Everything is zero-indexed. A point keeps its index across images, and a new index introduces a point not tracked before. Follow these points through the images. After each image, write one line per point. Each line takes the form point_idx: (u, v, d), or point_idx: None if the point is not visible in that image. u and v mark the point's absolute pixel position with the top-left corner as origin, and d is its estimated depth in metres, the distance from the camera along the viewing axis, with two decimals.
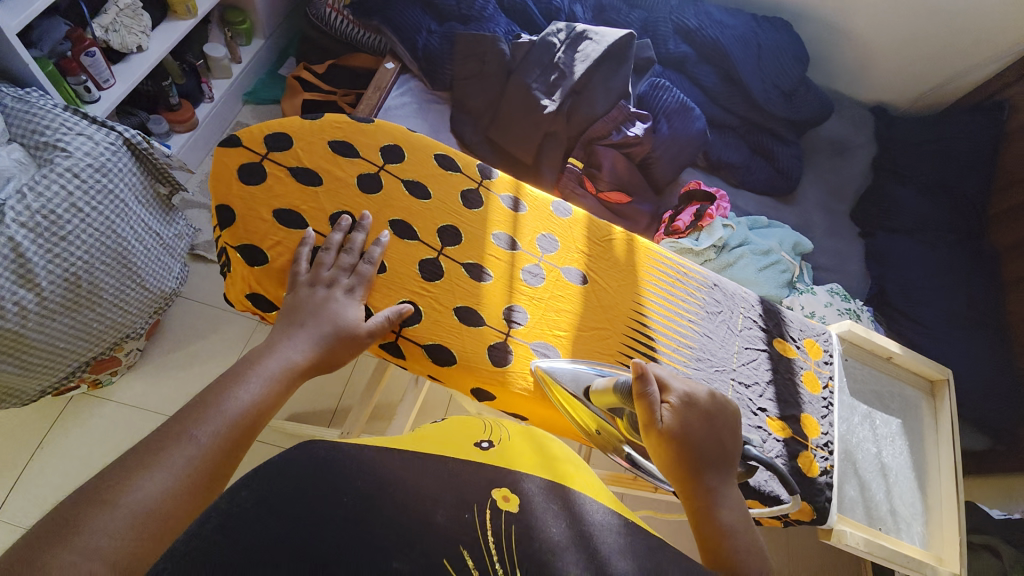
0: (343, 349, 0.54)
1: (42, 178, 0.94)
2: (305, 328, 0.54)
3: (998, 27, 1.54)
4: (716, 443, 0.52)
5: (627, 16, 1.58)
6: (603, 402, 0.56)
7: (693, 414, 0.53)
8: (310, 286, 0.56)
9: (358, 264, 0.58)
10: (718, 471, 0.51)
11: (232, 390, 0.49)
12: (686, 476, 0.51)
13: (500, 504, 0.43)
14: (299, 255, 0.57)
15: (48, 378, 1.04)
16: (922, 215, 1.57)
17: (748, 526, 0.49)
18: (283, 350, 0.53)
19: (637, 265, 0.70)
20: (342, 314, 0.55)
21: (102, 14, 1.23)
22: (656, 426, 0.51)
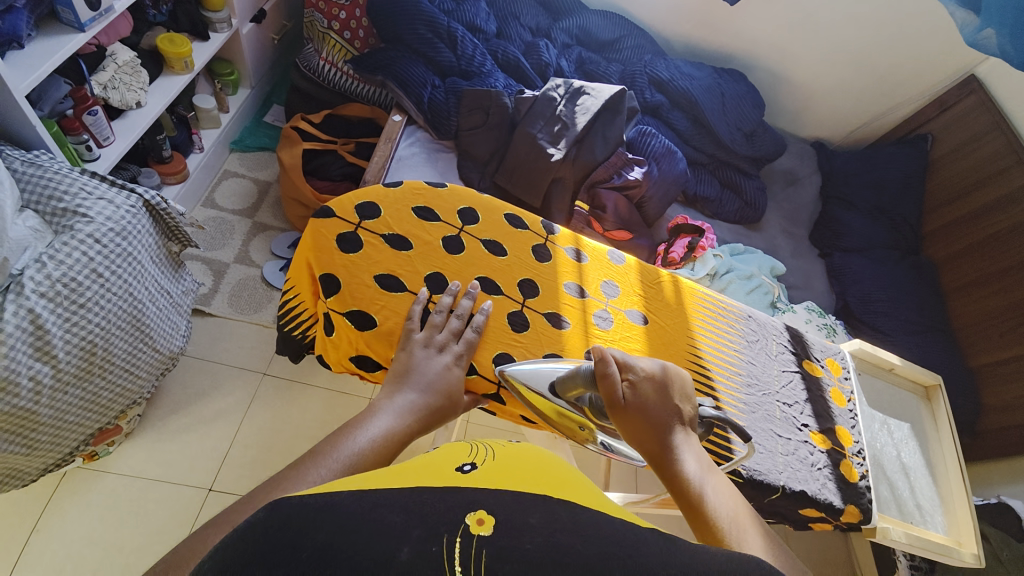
0: (450, 415, 0.58)
1: (62, 246, 0.89)
2: (422, 390, 0.56)
3: (912, 76, 1.83)
4: (668, 406, 0.57)
5: (607, 69, 1.73)
6: (571, 393, 0.60)
7: (649, 385, 0.58)
8: (424, 346, 0.60)
9: (463, 327, 0.63)
10: (673, 431, 0.56)
11: (356, 436, 0.50)
12: (647, 440, 0.56)
13: (473, 528, 0.35)
14: (412, 314, 0.62)
15: (50, 454, 0.96)
16: (869, 236, 1.79)
17: (703, 474, 0.54)
18: (402, 410, 0.54)
19: (686, 303, 0.78)
20: (456, 379, 0.59)
21: (100, 71, 1.19)
22: (617, 400, 0.56)
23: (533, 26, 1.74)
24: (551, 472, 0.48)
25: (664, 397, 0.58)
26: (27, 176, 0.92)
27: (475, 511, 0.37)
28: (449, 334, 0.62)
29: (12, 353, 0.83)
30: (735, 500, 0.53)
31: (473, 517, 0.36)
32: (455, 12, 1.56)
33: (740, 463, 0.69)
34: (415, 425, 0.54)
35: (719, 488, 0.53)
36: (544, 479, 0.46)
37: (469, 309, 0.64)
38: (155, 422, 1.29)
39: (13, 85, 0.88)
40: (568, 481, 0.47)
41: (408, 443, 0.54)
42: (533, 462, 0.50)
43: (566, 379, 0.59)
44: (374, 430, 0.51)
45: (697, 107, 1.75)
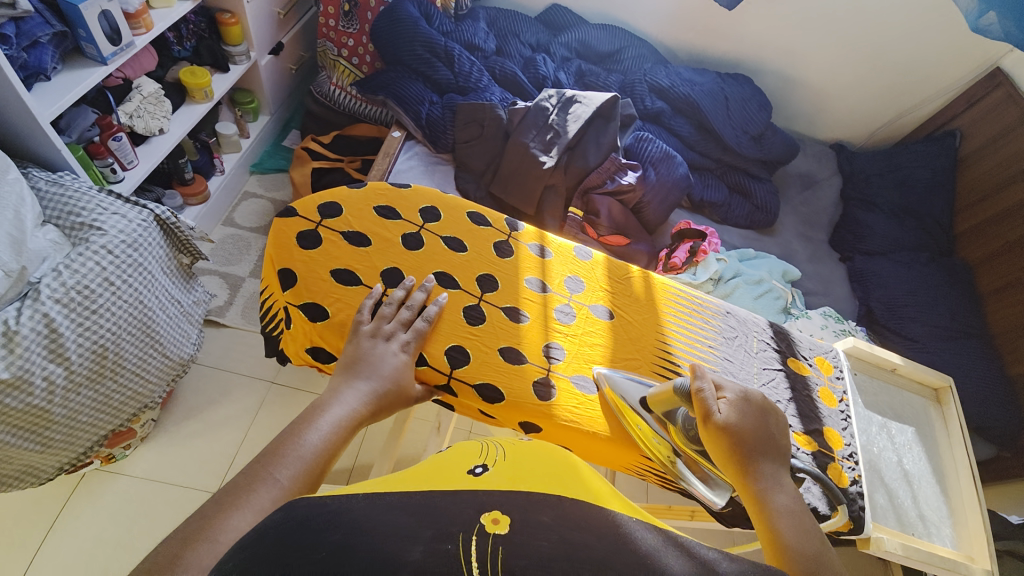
0: (400, 403, 0.59)
1: (78, 256, 0.97)
2: (369, 380, 0.57)
3: (932, 70, 1.75)
4: (770, 436, 0.55)
5: (606, 79, 1.75)
6: (659, 407, 0.62)
7: (750, 409, 0.56)
8: (371, 337, 0.61)
9: (414, 318, 0.64)
10: (772, 463, 0.54)
11: (305, 431, 0.51)
12: (740, 466, 0.53)
13: (489, 527, 0.36)
14: (362, 307, 0.63)
15: (65, 452, 1.03)
16: (894, 237, 1.69)
17: (803, 518, 0.50)
18: (347, 399, 0.55)
19: (655, 298, 0.76)
20: (403, 366, 0.60)
21: (127, 102, 1.30)
22: (713, 418, 0.55)
23: (533, 43, 1.79)
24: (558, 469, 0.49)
25: (767, 427, 0.56)
26: (50, 194, 1.01)
27: (491, 510, 0.38)
28: (398, 324, 0.63)
29: (27, 354, 0.90)
30: (823, 542, 0.48)
31: (487, 514, 0.36)
32: (453, 33, 1.63)
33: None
34: (363, 412, 0.55)
35: (820, 537, 0.49)
36: (555, 477, 0.47)
37: (423, 302, 0.65)
38: (169, 427, 1.35)
39: (39, 113, 0.99)
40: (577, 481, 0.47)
41: (358, 431, 0.55)
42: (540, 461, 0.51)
43: (659, 392, 0.61)
44: (321, 424, 0.52)
45: (699, 112, 1.73)
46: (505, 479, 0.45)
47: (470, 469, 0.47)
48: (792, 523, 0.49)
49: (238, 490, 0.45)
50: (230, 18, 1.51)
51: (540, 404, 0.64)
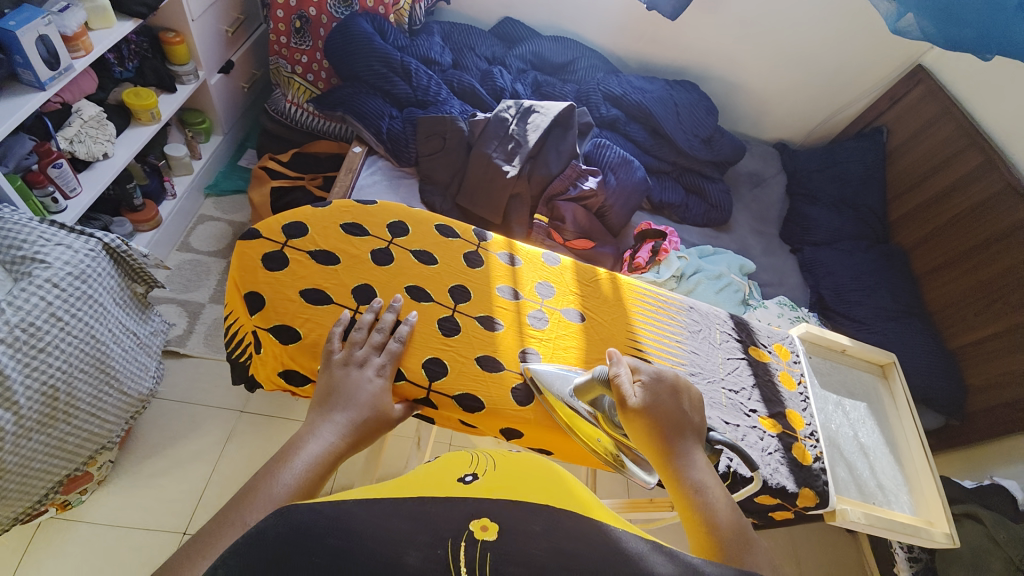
0: (379, 432, 0.58)
1: (20, 292, 0.91)
2: (344, 411, 0.56)
3: (857, 73, 1.90)
4: (682, 414, 0.57)
5: (562, 89, 1.80)
6: (585, 398, 0.62)
7: (662, 390, 0.58)
8: (344, 365, 0.60)
9: (387, 341, 0.63)
10: (688, 442, 0.56)
11: (278, 472, 0.49)
12: (658, 447, 0.55)
13: (478, 533, 0.37)
14: (333, 335, 0.62)
15: (17, 504, 0.97)
16: (837, 228, 1.81)
17: (715, 488, 0.53)
18: (323, 434, 0.54)
19: (623, 298, 0.79)
20: (380, 392, 0.59)
21: (66, 127, 1.24)
22: (630, 403, 0.56)
23: (489, 56, 1.82)
24: (549, 478, 0.50)
25: (680, 405, 0.58)
26: None
27: (480, 517, 0.38)
28: (371, 349, 0.62)
29: None
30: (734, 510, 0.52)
31: (476, 522, 0.38)
32: (409, 47, 1.64)
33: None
34: (340, 445, 0.53)
35: (729, 504, 0.52)
36: (546, 485, 0.47)
37: (394, 324, 0.65)
38: (130, 468, 1.28)
39: None
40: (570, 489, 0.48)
41: (337, 466, 0.53)
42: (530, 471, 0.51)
43: (585, 382, 0.61)
44: (295, 464, 0.50)
45: (652, 118, 1.80)
46: (496, 489, 0.45)
47: (460, 477, 0.48)
48: (706, 496, 0.52)
49: (209, 539, 0.43)
50: (174, 37, 1.47)
51: (520, 410, 0.65)
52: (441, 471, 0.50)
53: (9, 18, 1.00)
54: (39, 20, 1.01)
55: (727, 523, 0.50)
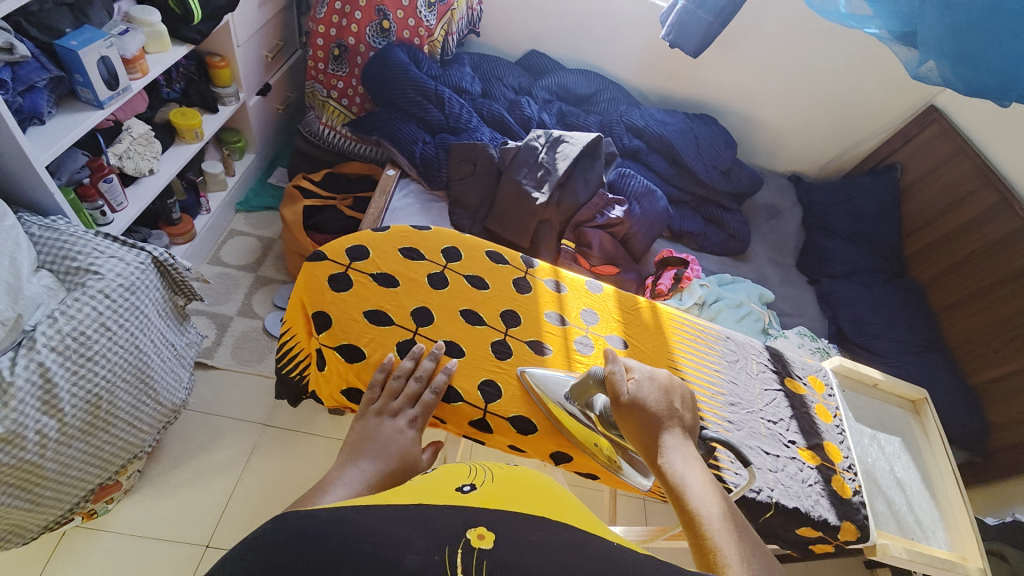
0: (405, 484, 0.57)
1: (74, 302, 0.94)
2: (375, 462, 0.55)
3: (871, 112, 1.96)
4: (671, 410, 0.59)
5: (586, 120, 1.86)
6: (581, 398, 0.64)
7: (655, 387, 0.60)
8: (380, 415, 0.61)
9: (424, 392, 0.64)
10: (677, 438, 0.57)
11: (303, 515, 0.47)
12: (646, 442, 0.56)
13: (474, 540, 0.39)
14: (373, 381, 0.64)
15: (52, 509, 0.98)
16: (853, 260, 1.84)
17: (701, 483, 0.52)
18: (351, 481, 0.53)
19: (663, 326, 0.81)
20: (411, 445, 0.59)
21: (117, 143, 1.30)
22: (623, 397, 0.59)
23: (515, 86, 1.89)
24: (551, 498, 0.53)
25: (673, 402, 0.60)
26: (44, 239, 0.98)
27: (477, 525, 0.41)
28: (406, 398, 0.63)
29: (21, 407, 0.86)
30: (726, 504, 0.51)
31: (475, 529, 0.40)
32: (441, 77, 1.70)
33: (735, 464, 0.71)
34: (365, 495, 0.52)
35: (717, 497, 0.52)
36: (546, 504, 0.50)
37: (431, 372, 0.66)
38: (155, 478, 1.28)
39: (34, 157, 0.98)
40: (559, 506, 0.50)
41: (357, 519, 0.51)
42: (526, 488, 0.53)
43: (578, 384, 0.64)
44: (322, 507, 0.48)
45: (673, 150, 1.86)
46: (494, 500, 0.48)
47: (459, 487, 0.51)
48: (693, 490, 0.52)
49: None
50: (219, 61, 1.53)
51: (571, 434, 0.67)
52: (440, 480, 0.53)
53: (71, 38, 1.04)
54: (102, 42, 1.05)
55: (713, 517, 0.49)
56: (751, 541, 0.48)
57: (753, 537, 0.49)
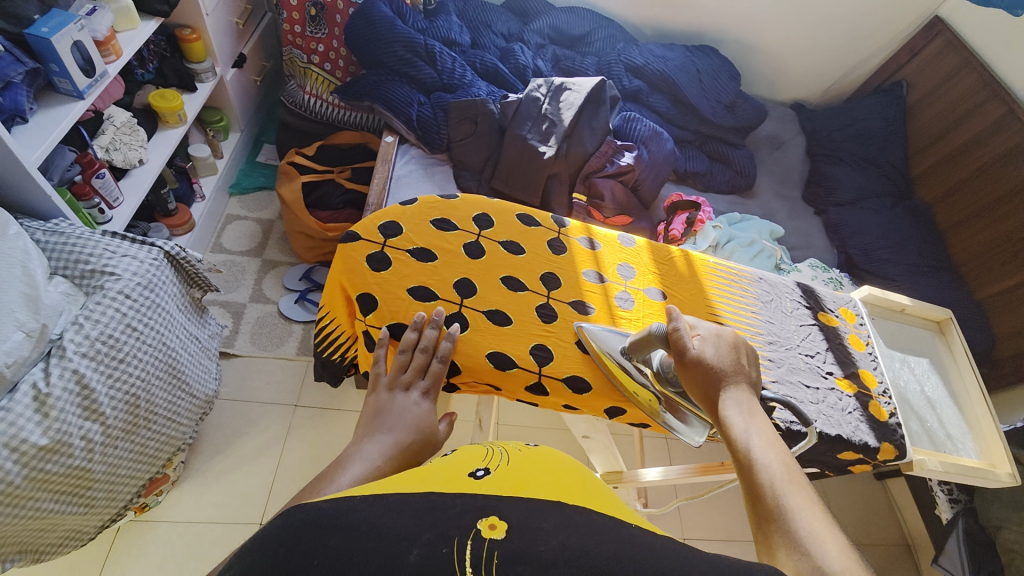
0: (426, 452, 0.57)
1: (96, 306, 0.92)
2: (390, 433, 0.56)
3: (877, 27, 1.88)
4: (736, 367, 0.60)
5: (583, 63, 1.77)
6: (640, 352, 0.64)
7: (721, 346, 0.61)
8: (388, 390, 0.61)
9: (430, 362, 0.64)
10: (737, 395, 0.58)
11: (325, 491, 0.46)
12: (708, 395, 0.58)
13: (486, 531, 0.39)
14: (378, 357, 0.64)
15: (105, 510, 1.02)
16: (861, 187, 1.81)
17: (763, 437, 0.55)
18: (369, 455, 0.52)
19: (698, 274, 0.81)
20: (426, 414, 0.60)
21: (101, 135, 1.22)
22: (690, 355, 0.59)
23: (505, 32, 1.78)
24: (567, 478, 0.52)
25: (737, 360, 0.60)
26: (52, 245, 0.95)
27: (489, 514, 0.41)
28: (416, 370, 0.63)
29: (62, 415, 0.85)
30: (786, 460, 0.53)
31: (485, 519, 0.39)
32: (428, 30, 1.60)
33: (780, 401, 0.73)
34: (386, 468, 0.51)
35: (778, 449, 0.54)
36: (559, 485, 0.50)
37: (436, 340, 0.66)
38: (199, 467, 1.32)
39: (26, 159, 0.92)
40: (577, 489, 0.50)
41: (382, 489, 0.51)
42: (541, 471, 0.53)
43: (637, 339, 0.64)
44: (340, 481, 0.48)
45: (675, 87, 1.78)
46: (507, 487, 0.47)
47: (472, 471, 0.50)
48: (755, 443, 0.54)
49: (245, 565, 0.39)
50: (191, 34, 1.43)
51: (624, 388, 0.69)
52: (458, 463, 0.53)
53: (41, 25, 0.95)
54: (72, 26, 0.96)
55: (772, 468, 0.52)
56: (808, 490, 0.51)
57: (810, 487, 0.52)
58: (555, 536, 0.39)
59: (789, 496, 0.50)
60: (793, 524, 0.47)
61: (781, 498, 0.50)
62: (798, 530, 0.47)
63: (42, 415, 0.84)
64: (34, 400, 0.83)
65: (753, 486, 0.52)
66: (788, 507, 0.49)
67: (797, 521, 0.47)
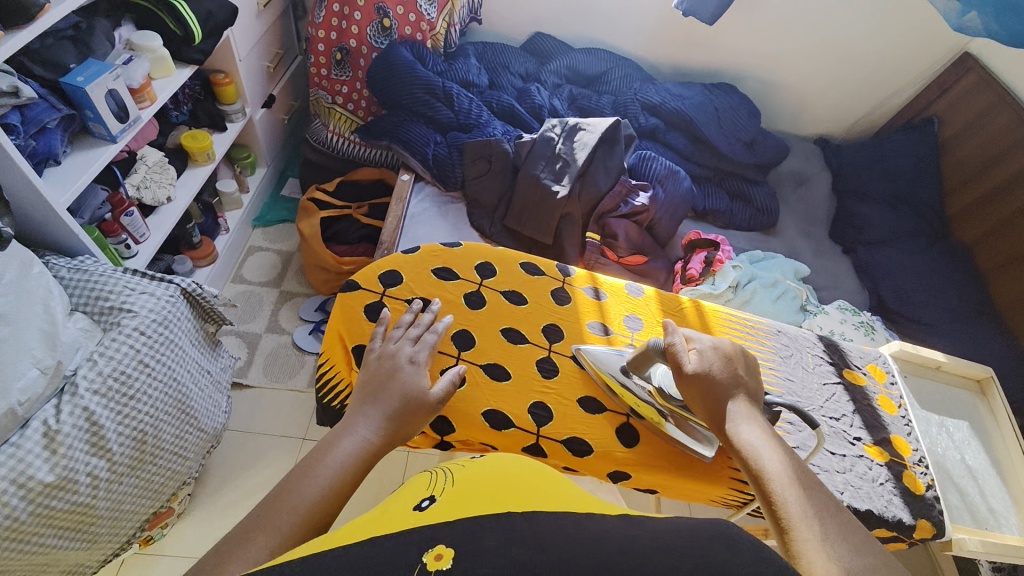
0: (417, 419, 0.59)
1: (111, 343, 0.94)
2: (378, 406, 0.58)
3: (902, 64, 1.84)
4: (734, 377, 0.62)
5: (599, 101, 1.79)
6: (639, 369, 0.66)
7: (717, 357, 0.63)
8: (378, 358, 0.64)
9: (422, 334, 0.67)
10: (742, 404, 0.61)
11: (313, 473, 0.51)
12: (710, 409, 0.61)
13: (432, 565, 0.36)
14: (374, 333, 0.68)
15: (108, 545, 0.99)
16: (891, 226, 1.74)
17: (768, 446, 0.57)
18: (359, 429, 0.56)
19: (711, 326, 0.77)
20: (416, 384, 0.62)
21: (133, 174, 1.28)
22: (686, 369, 0.61)
23: (522, 73, 1.83)
24: (520, 481, 0.49)
25: (733, 371, 0.62)
26: (74, 282, 0.98)
27: (435, 545, 0.38)
28: (407, 340, 0.66)
29: (70, 452, 0.86)
30: (790, 464, 0.56)
31: (430, 553, 0.37)
32: (448, 72, 1.65)
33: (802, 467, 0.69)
34: (374, 443, 0.55)
35: (785, 458, 0.57)
36: (509, 491, 0.46)
37: (430, 320, 0.70)
38: (205, 501, 1.31)
39: (55, 200, 0.96)
40: (528, 492, 0.46)
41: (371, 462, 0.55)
42: (490, 478, 0.48)
43: (637, 355, 0.65)
44: (330, 456, 0.53)
45: (693, 125, 1.77)
46: (452, 508, 0.43)
47: (416, 505, 0.46)
48: (761, 454, 0.57)
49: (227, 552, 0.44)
50: (223, 78, 1.50)
51: (627, 450, 0.67)
52: (401, 501, 0.48)
53: (77, 74, 1.02)
54: (108, 75, 1.03)
55: (779, 475, 0.55)
56: (820, 497, 0.53)
57: (822, 493, 0.54)
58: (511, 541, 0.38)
59: (800, 505, 0.52)
60: (807, 531, 0.50)
61: (793, 508, 0.52)
62: (814, 537, 0.49)
63: (50, 452, 0.84)
64: (44, 436, 0.84)
65: (766, 496, 0.54)
66: (801, 517, 0.51)
67: (811, 531, 0.50)
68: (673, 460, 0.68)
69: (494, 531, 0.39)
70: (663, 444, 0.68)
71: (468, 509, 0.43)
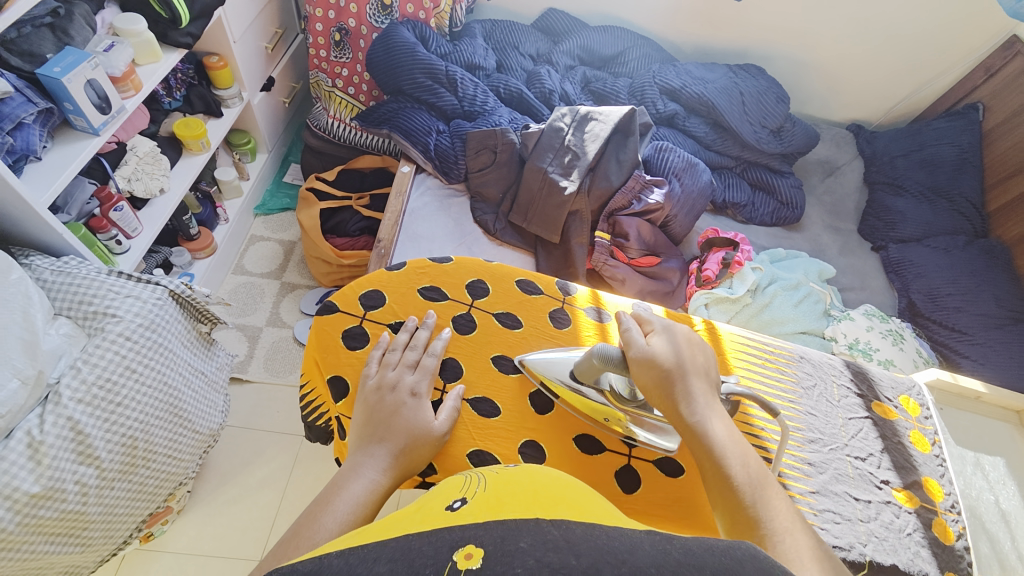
0: (425, 447, 0.61)
1: (95, 349, 0.91)
2: (384, 444, 0.59)
3: (949, 42, 1.67)
4: (701, 368, 0.60)
5: (615, 85, 1.66)
6: (589, 376, 0.65)
7: (677, 343, 0.62)
8: (376, 388, 0.64)
9: (421, 358, 0.67)
10: (703, 392, 0.58)
11: (323, 514, 0.52)
12: (673, 404, 0.58)
13: (462, 564, 0.32)
14: (371, 359, 0.67)
15: (104, 547, 0.98)
16: (926, 221, 1.59)
17: (736, 445, 0.55)
18: (366, 472, 0.57)
19: (726, 354, 0.74)
20: (418, 416, 0.62)
21: (124, 166, 1.26)
22: (643, 355, 0.61)
23: (533, 54, 1.72)
24: (559, 490, 0.44)
25: (696, 358, 0.61)
26: (57, 285, 0.96)
27: (466, 544, 0.34)
28: (406, 367, 0.66)
29: (56, 462, 0.83)
30: (757, 465, 0.55)
31: (461, 549, 0.33)
32: (452, 54, 1.55)
33: (818, 496, 0.65)
34: (382, 483, 0.57)
35: (758, 462, 0.55)
36: (549, 500, 0.41)
37: (427, 340, 0.70)
38: (205, 496, 1.31)
39: (33, 200, 0.93)
40: (567, 500, 0.42)
41: (381, 504, 0.56)
42: (518, 486, 0.44)
43: (583, 361, 0.64)
44: (332, 513, 0.52)
45: (715, 111, 1.64)
46: (488, 510, 0.39)
47: (448, 505, 0.42)
48: (737, 458, 0.54)
49: None
50: (217, 61, 1.43)
51: (626, 497, 0.64)
52: (427, 502, 0.44)
53: (54, 63, 0.96)
54: (85, 64, 0.97)
55: (745, 478, 0.53)
56: (780, 498, 0.52)
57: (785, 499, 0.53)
58: (545, 545, 0.33)
59: (766, 508, 0.51)
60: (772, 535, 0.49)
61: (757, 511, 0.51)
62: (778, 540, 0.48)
63: (35, 463, 0.82)
64: (28, 447, 0.82)
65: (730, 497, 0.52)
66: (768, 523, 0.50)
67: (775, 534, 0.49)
68: (680, 508, 0.64)
69: (524, 531, 0.35)
70: (668, 488, 0.65)
71: (503, 513, 0.39)
